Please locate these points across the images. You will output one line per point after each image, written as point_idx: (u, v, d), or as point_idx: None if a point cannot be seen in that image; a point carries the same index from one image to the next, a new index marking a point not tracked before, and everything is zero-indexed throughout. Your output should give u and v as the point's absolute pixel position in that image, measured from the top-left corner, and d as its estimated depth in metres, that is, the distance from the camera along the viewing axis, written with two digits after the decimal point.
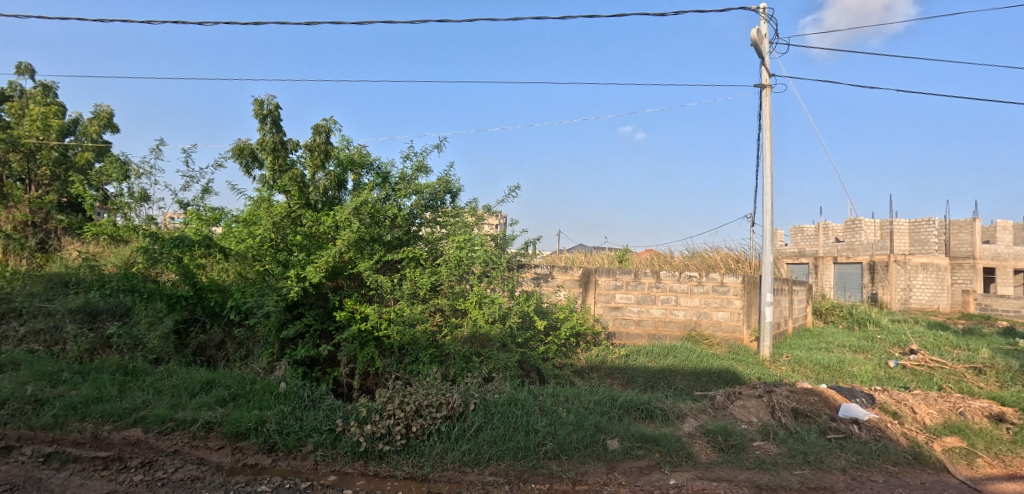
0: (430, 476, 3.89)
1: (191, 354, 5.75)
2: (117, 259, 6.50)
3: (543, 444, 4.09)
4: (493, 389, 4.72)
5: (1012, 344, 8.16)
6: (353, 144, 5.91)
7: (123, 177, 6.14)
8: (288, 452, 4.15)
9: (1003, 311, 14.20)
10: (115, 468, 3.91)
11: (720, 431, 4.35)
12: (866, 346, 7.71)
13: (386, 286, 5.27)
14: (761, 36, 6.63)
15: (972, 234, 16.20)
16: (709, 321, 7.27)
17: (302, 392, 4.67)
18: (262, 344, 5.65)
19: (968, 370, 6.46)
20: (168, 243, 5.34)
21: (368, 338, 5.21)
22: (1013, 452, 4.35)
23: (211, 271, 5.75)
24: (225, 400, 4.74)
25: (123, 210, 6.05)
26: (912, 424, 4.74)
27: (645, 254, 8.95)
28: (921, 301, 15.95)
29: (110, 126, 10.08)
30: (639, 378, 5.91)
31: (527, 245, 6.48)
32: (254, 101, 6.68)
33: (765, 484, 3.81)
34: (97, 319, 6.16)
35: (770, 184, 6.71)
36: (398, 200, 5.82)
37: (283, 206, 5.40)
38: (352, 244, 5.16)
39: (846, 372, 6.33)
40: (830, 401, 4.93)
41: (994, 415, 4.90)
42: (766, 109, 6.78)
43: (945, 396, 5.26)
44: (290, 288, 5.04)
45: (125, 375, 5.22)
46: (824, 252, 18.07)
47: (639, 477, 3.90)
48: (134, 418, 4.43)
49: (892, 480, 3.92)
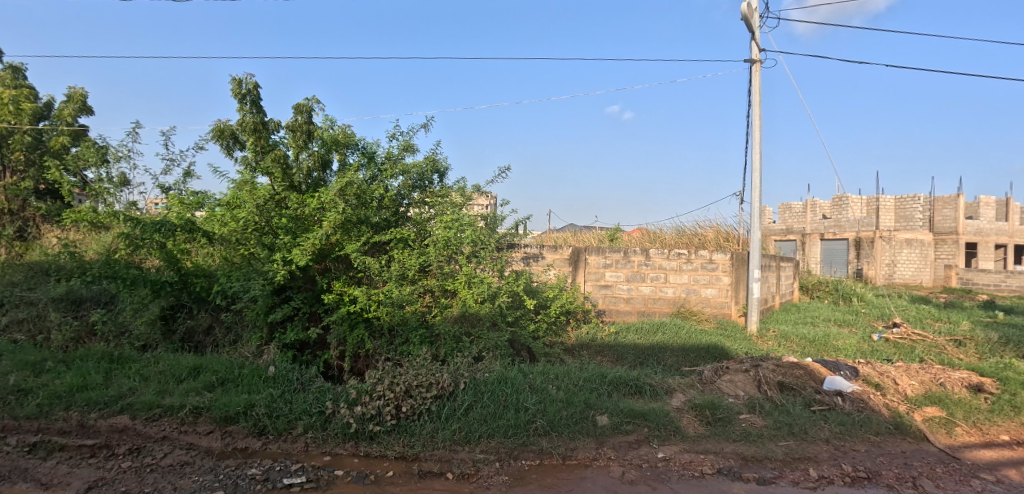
0: (421, 455, 3.92)
1: (179, 340, 5.68)
2: (99, 246, 6.38)
3: (532, 421, 4.13)
4: (483, 368, 4.74)
5: (992, 316, 8.40)
6: (337, 124, 5.79)
7: (100, 162, 5.96)
8: (279, 435, 4.15)
9: (984, 285, 14.52)
10: (103, 456, 3.90)
11: (708, 405, 4.43)
12: (851, 320, 7.86)
13: (374, 268, 5.23)
14: (751, 10, 6.54)
15: (956, 210, 16.30)
16: (698, 297, 7.34)
17: (291, 376, 4.67)
18: (251, 328, 5.59)
19: (949, 342, 6.62)
20: (150, 228, 5.26)
21: (357, 319, 5.20)
22: (990, 421, 4.49)
23: (197, 256, 5.68)
24: (213, 385, 4.71)
25: (103, 196, 5.90)
26: (893, 395, 4.85)
27: (635, 232, 8.96)
28: (905, 276, 16.32)
29: (85, 109, 9.69)
30: (630, 355, 5.98)
31: (517, 225, 6.48)
32: (232, 80, 6.50)
33: (751, 456, 3.89)
34: (82, 307, 6.07)
35: (759, 160, 6.69)
36: (385, 180, 5.71)
37: (267, 189, 5.33)
38: (338, 226, 5.13)
39: (832, 345, 6.45)
40: (815, 374, 5.01)
41: (973, 386, 5.03)
42: (756, 85, 6.72)
43: (927, 368, 5.38)
44: (276, 272, 4.98)
45: (111, 362, 5.16)
46: (812, 228, 18.22)
47: (627, 451, 3.97)
48: (120, 406, 4.40)
49: (874, 450, 4.02)
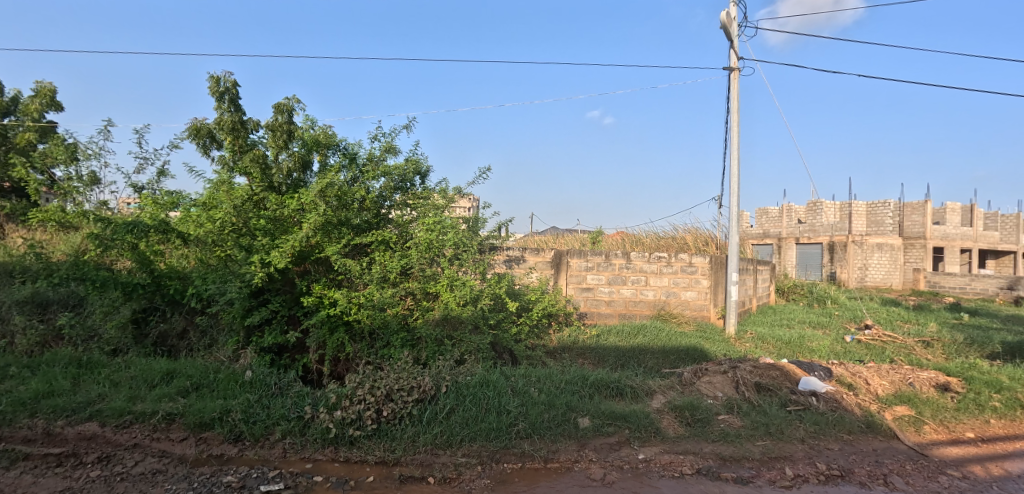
0: (401, 460, 3.88)
1: (152, 344, 5.51)
2: (67, 246, 6.15)
3: (514, 424, 4.14)
4: (465, 371, 4.71)
5: (959, 317, 8.76)
6: (318, 124, 5.70)
7: (69, 160, 5.74)
8: (256, 441, 4.07)
9: (950, 288, 15.08)
10: (70, 465, 3.75)
11: (687, 406, 4.49)
12: (825, 322, 8.09)
13: (355, 270, 5.16)
14: (730, 19, 6.68)
15: (924, 216, 16.91)
16: (678, 300, 7.45)
17: (268, 380, 4.58)
18: (226, 331, 5.44)
19: (918, 343, 6.87)
20: (121, 228, 5.11)
21: (338, 322, 5.13)
22: (956, 419, 4.66)
23: (171, 257, 5.51)
24: (187, 390, 4.59)
25: (72, 195, 5.70)
26: (866, 395, 5.01)
27: (616, 235, 9.05)
28: (876, 279, 16.79)
29: (53, 105, 9.29)
30: (610, 357, 6.02)
31: (499, 228, 6.48)
32: (210, 78, 6.40)
33: (729, 456, 3.97)
34: (48, 310, 5.83)
35: (738, 165, 6.84)
36: (366, 182, 5.65)
37: (245, 189, 5.25)
38: (319, 227, 5.06)
39: (806, 347, 6.61)
40: (790, 375, 5.13)
41: (941, 385, 5.22)
42: (734, 92, 6.87)
43: (896, 368, 5.57)
44: (254, 275, 4.86)
45: (79, 368, 4.99)
46: (788, 232, 18.63)
47: (608, 453, 4.00)
48: (89, 412, 4.25)
49: (847, 448, 4.15)
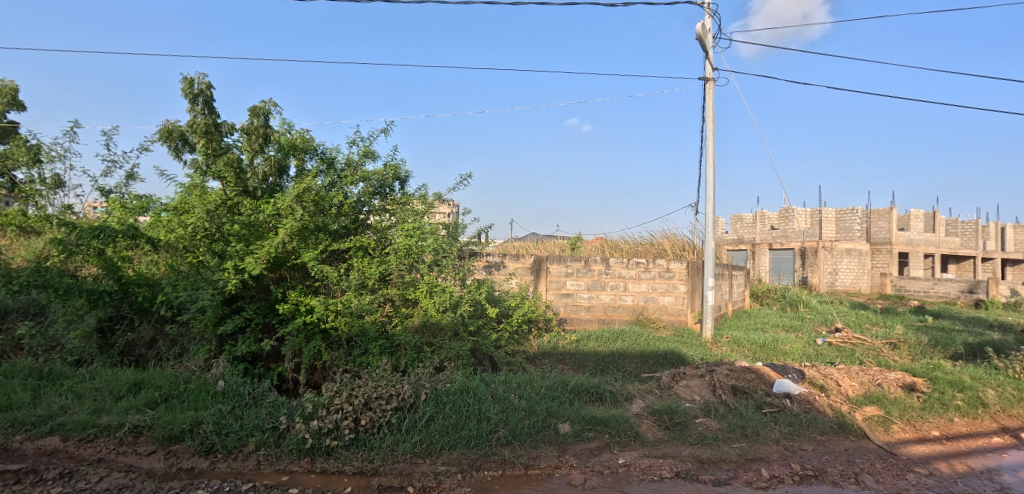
0: (380, 470, 3.81)
1: (118, 354, 5.30)
2: (29, 252, 5.90)
3: (495, 431, 4.11)
4: (445, 378, 4.67)
5: (923, 320, 9.09)
6: (295, 128, 5.60)
7: (32, 162, 5.51)
8: (228, 453, 3.94)
9: (915, 291, 15.68)
10: (29, 482, 3.56)
11: (666, 410, 4.54)
12: (797, 325, 8.30)
13: (332, 276, 5.07)
14: (705, 30, 6.86)
15: (890, 223, 17.70)
16: (655, 305, 7.55)
17: (242, 390, 4.45)
18: (198, 340, 5.28)
19: (885, 345, 7.10)
20: (87, 233, 4.92)
21: (314, 330, 5.02)
22: (922, 418, 4.83)
23: (139, 263, 5.31)
24: (155, 402, 4.42)
25: (34, 198, 5.45)
26: (837, 396, 5.15)
27: (594, 242, 9.13)
28: (846, 284, 17.16)
29: (15, 104, 8.90)
30: (590, 362, 6.06)
31: (479, 234, 6.47)
32: (183, 79, 6.28)
33: (707, 459, 4.02)
34: (6, 319, 5.57)
35: (713, 173, 6.99)
36: (344, 187, 5.58)
37: (219, 193, 5.13)
38: (295, 233, 4.95)
39: (780, 350, 6.77)
40: (764, 378, 5.26)
41: (907, 386, 5.41)
42: (709, 101, 7.04)
43: (865, 370, 5.75)
44: (227, 281, 4.73)
45: (40, 379, 4.77)
46: (761, 239, 19.30)
47: (589, 458, 4.01)
48: (50, 426, 4.06)
49: (820, 448, 4.26)
